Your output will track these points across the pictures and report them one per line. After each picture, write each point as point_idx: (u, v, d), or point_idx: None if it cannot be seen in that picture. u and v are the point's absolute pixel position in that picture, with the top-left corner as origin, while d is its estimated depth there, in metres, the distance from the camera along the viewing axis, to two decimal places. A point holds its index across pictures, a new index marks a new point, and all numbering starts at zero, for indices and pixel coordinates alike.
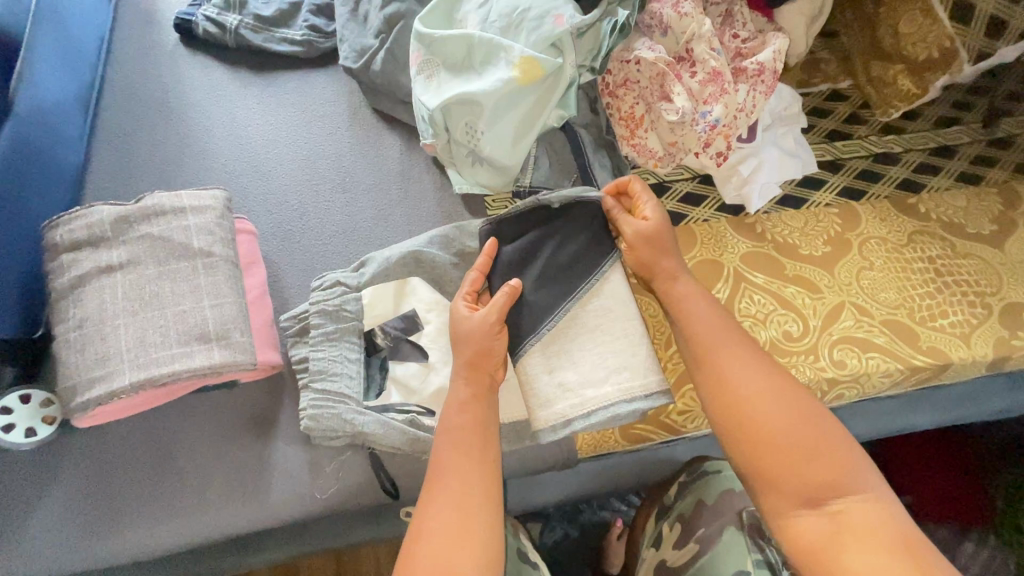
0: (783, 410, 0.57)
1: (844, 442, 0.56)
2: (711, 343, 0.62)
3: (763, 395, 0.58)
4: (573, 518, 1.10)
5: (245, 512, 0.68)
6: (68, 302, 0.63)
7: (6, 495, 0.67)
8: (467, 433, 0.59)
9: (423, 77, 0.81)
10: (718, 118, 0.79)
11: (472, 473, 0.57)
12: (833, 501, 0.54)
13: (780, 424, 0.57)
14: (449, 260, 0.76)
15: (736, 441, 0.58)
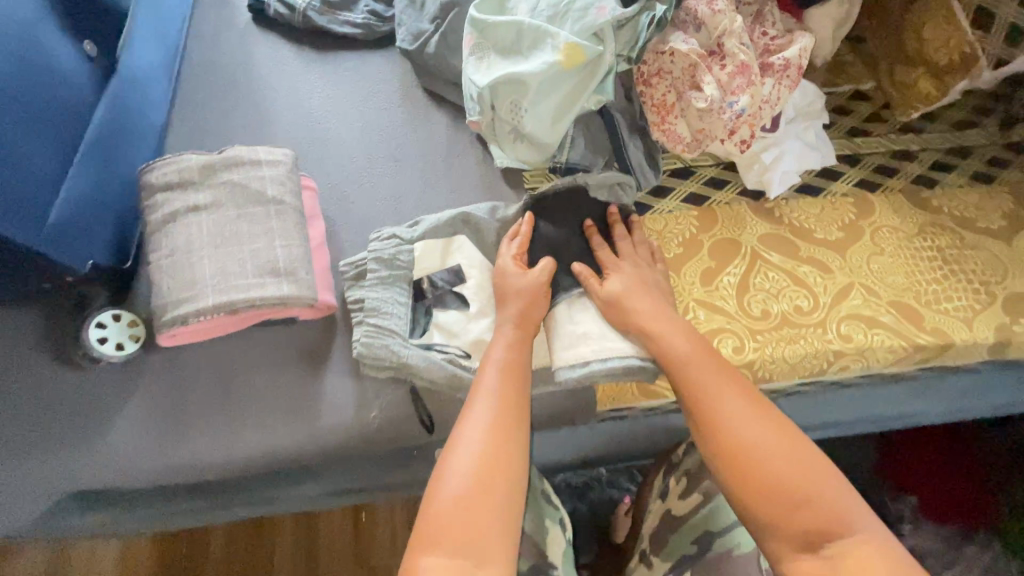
0: (796, 468, 0.57)
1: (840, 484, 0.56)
2: (709, 389, 0.63)
3: (738, 417, 0.60)
4: (581, 496, 1.21)
5: (297, 432, 0.76)
6: (160, 235, 0.73)
7: (96, 402, 0.77)
8: (506, 370, 0.66)
9: (474, 59, 0.89)
10: (744, 108, 0.85)
11: (509, 407, 0.63)
12: (832, 547, 0.54)
13: (774, 473, 0.57)
14: (490, 223, 0.84)
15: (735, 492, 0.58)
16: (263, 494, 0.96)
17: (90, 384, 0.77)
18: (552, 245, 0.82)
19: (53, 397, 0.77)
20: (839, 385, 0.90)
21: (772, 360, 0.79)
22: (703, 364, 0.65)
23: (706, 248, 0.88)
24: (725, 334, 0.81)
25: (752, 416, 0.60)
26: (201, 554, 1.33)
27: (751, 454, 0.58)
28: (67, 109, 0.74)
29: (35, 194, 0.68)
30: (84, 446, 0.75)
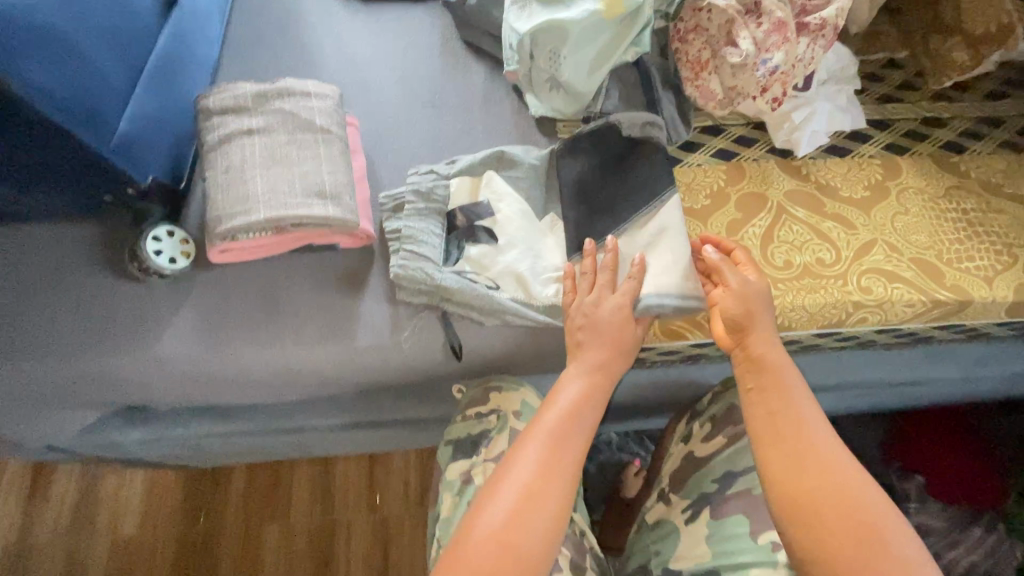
0: (864, 510, 0.58)
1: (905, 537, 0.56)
2: (798, 418, 0.64)
3: (832, 453, 0.62)
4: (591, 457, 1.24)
5: (335, 349, 0.81)
6: (216, 155, 0.77)
7: (147, 311, 0.81)
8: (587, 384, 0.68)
9: (516, 7, 0.92)
10: (778, 64, 0.87)
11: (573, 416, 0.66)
12: None
13: (844, 510, 0.58)
14: (526, 164, 0.88)
15: (797, 524, 0.59)
16: (293, 421, 1.01)
17: (141, 296, 0.82)
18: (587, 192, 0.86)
19: (105, 306, 0.81)
20: (856, 343, 0.92)
21: (792, 307, 0.82)
22: (799, 395, 0.66)
23: (732, 201, 0.90)
24: None
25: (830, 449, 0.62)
26: (223, 491, 1.38)
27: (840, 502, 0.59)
28: (133, 35, 0.80)
29: (105, 106, 0.73)
30: (132, 351, 0.80)
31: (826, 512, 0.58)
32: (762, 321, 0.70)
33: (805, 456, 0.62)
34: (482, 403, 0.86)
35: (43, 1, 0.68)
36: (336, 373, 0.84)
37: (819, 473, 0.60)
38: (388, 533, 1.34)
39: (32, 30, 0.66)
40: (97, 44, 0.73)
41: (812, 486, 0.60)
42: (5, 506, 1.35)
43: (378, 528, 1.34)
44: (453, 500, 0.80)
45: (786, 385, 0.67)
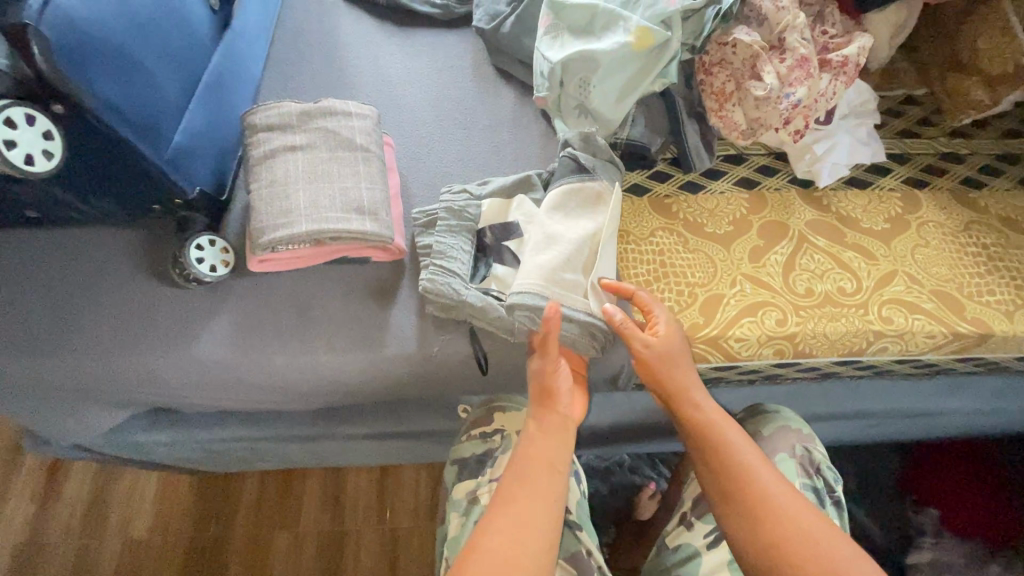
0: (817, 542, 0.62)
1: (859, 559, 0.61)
2: (739, 468, 0.68)
3: (776, 494, 0.66)
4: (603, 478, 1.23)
5: (365, 358, 0.83)
6: (261, 168, 0.81)
7: (185, 316, 0.84)
8: (545, 439, 0.69)
9: (548, 37, 0.96)
10: (800, 99, 0.90)
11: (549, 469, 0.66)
12: None
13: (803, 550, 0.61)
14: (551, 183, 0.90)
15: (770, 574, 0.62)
16: (315, 429, 1.03)
17: (181, 301, 0.85)
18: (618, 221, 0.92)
19: (146, 310, 0.84)
20: (875, 372, 0.93)
21: (814, 334, 0.83)
22: (737, 447, 0.69)
23: (755, 228, 0.92)
24: (769, 307, 0.85)
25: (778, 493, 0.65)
26: (235, 498, 1.39)
27: (791, 548, 0.62)
28: (189, 54, 0.85)
29: (162, 120, 0.77)
30: (170, 354, 0.82)
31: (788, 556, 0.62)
32: (688, 380, 0.73)
33: (751, 506, 0.65)
34: (485, 424, 0.87)
35: (115, 20, 0.73)
36: (364, 381, 0.86)
37: (765, 524, 0.64)
38: (397, 547, 1.34)
39: (104, 48, 0.70)
40: (158, 62, 0.78)
41: (763, 536, 0.63)
42: (20, 504, 1.37)
43: (387, 541, 1.34)
44: (461, 519, 0.81)
45: (720, 439, 0.70)
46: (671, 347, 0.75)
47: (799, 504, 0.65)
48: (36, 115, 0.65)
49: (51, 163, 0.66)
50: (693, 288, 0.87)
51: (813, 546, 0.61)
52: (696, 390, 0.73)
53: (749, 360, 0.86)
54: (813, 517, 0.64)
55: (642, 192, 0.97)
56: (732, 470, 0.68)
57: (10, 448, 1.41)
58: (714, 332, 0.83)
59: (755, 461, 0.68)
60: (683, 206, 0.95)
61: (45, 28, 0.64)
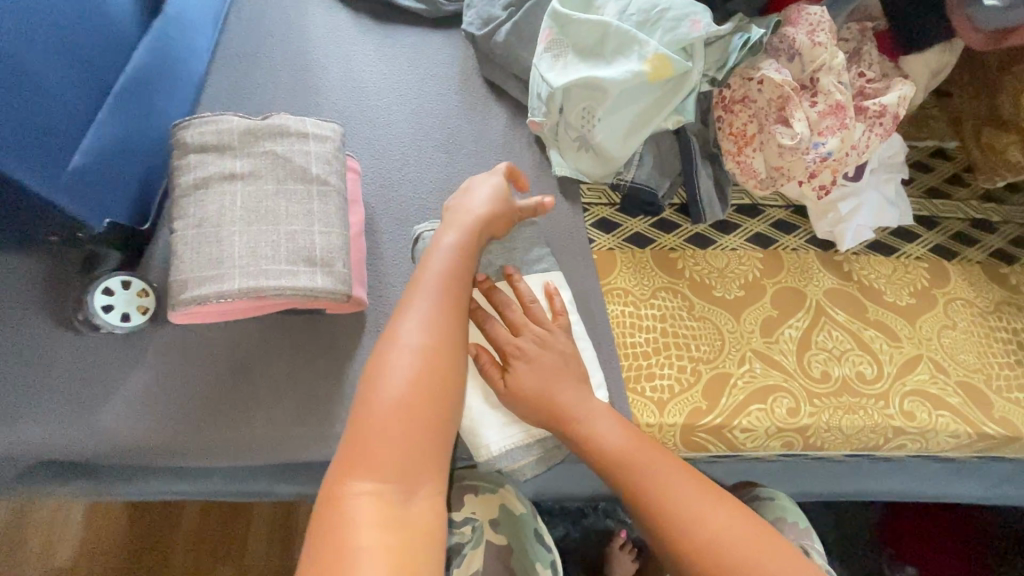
0: (711, 519, 0.56)
1: (743, 535, 0.55)
2: (642, 472, 0.58)
3: (668, 489, 0.57)
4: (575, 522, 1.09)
5: (311, 432, 0.70)
6: (189, 201, 0.66)
7: (88, 372, 0.69)
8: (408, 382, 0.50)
9: (550, 55, 0.82)
10: (831, 151, 0.78)
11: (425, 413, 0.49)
12: None
13: (714, 533, 0.55)
14: None
15: (685, 567, 0.55)
16: (255, 486, 0.89)
17: (83, 352, 0.70)
18: (630, 282, 0.81)
19: (38, 361, 0.69)
20: (884, 458, 0.85)
21: (828, 428, 0.74)
22: (626, 447, 0.59)
23: (769, 295, 0.82)
24: (780, 392, 0.75)
25: (679, 473, 0.58)
26: (167, 531, 1.21)
27: (716, 554, 0.54)
28: (97, 48, 0.68)
29: (55, 134, 0.61)
30: (62, 421, 0.67)
31: (695, 537, 0.55)
32: (617, 437, 0.60)
33: (724, 573, 0.53)
34: (455, 509, 0.75)
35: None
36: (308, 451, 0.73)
37: (702, 564, 0.54)
38: None
39: None
40: (49, 59, 0.61)
41: (695, 559, 0.54)
42: None
43: None
44: None
45: (626, 457, 0.59)
46: (546, 341, 0.64)
47: (692, 488, 0.58)
48: None
49: None
50: (697, 364, 0.76)
51: (743, 561, 0.54)
52: (591, 418, 0.61)
53: (754, 451, 0.75)
54: (743, 528, 0.55)
55: (645, 243, 0.85)
56: (630, 474, 0.58)
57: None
58: (718, 421, 0.73)
59: (655, 471, 0.58)
60: (690, 262, 0.84)
61: None
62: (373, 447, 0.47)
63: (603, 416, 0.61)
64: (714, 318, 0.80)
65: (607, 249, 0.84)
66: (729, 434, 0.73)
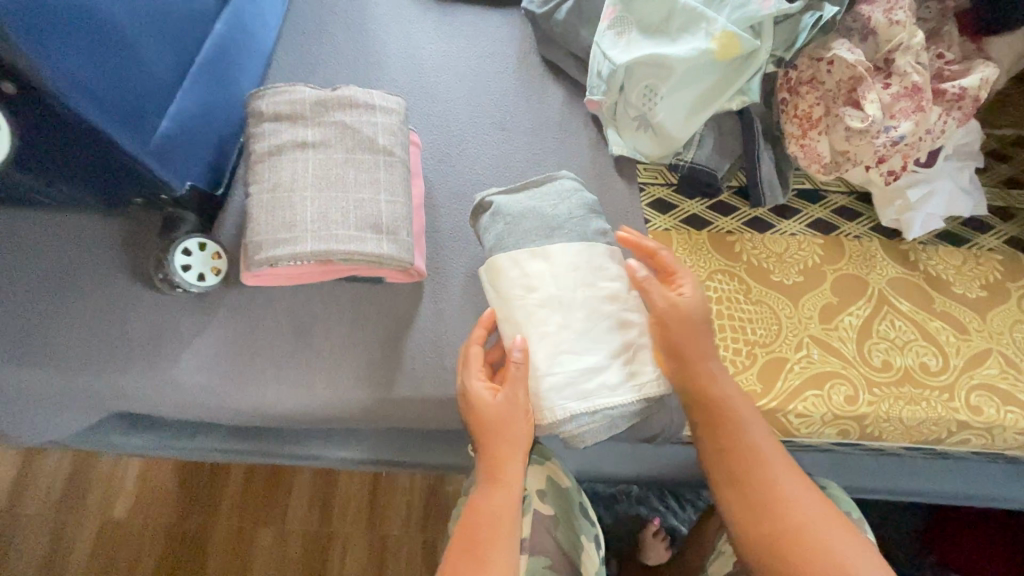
0: (779, 474, 0.62)
1: (806, 497, 0.60)
2: (734, 417, 0.64)
3: (755, 438, 0.64)
4: (607, 507, 1.09)
5: (370, 395, 0.73)
6: (264, 167, 0.68)
7: (165, 328, 0.73)
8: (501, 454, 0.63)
9: (613, 33, 0.82)
10: (904, 135, 0.75)
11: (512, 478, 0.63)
12: (818, 542, 0.57)
13: (782, 484, 0.61)
14: (505, 228, 0.72)
15: (743, 508, 0.62)
16: (307, 448, 0.92)
17: (161, 310, 0.74)
18: (686, 263, 0.80)
19: (120, 316, 0.73)
20: (942, 455, 0.83)
21: (887, 418, 0.72)
22: (732, 395, 0.65)
23: (829, 281, 0.80)
24: (838, 380, 0.73)
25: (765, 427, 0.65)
26: (217, 489, 1.24)
27: (778, 501, 0.60)
28: (181, 19, 0.71)
29: (149, 101, 0.65)
30: (142, 372, 0.71)
31: (762, 482, 0.62)
32: (725, 381, 0.65)
33: (780, 519, 0.59)
34: None
35: None
36: (366, 414, 0.75)
37: (761, 504, 0.61)
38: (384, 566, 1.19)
39: (72, 13, 0.57)
40: (141, 29, 0.64)
41: (756, 499, 0.61)
42: None
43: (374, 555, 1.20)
44: None
45: (724, 403, 0.65)
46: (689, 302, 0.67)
47: (776, 450, 0.63)
48: None
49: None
50: (752, 347, 0.75)
51: (801, 514, 0.59)
52: (710, 360, 0.66)
53: (807, 438, 0.74)
54: (814, 493, 0.61)
55: (702, 225, 0.84)
56: (724, 417, 0.65)
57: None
58: (773, 405, 0.72)
59: (750, 419, 0.65)
60: (748, 246, 0.82)
61: None
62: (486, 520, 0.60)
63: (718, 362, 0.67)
64: (771, 302, 0.79)
65: (663, 230, 0.83)
66: (784, 419, 0.72)
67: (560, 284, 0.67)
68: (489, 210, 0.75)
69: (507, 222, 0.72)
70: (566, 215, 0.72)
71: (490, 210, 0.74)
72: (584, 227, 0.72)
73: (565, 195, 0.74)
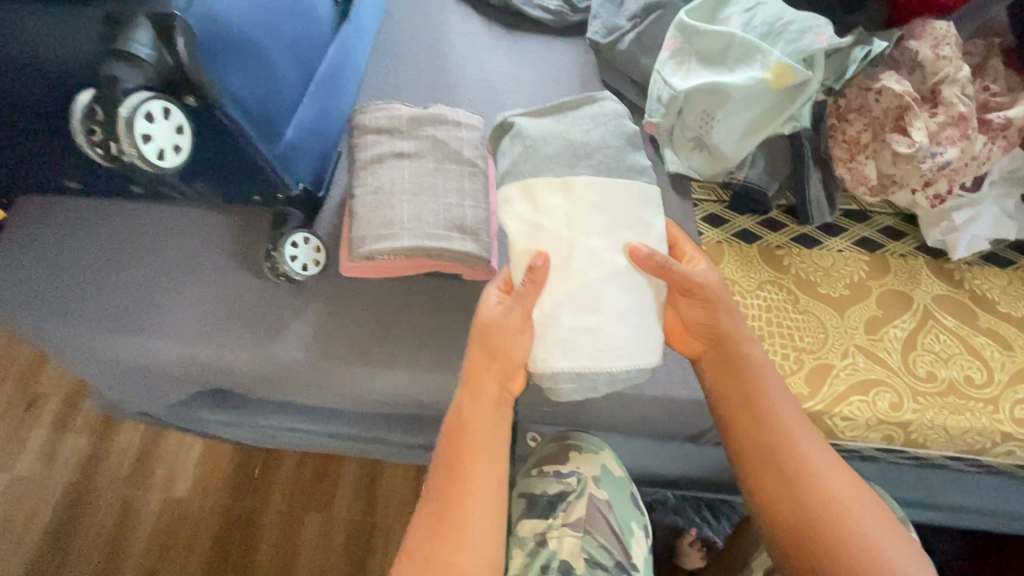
0: (825, 482, 0.64)
1: (851, 506, 0.62)
2: (783, 424, 0.67)
3: (798, 444, 0.66)
4: None
5: (446, 379, 0.81)
6: (368, 173, 0.78)
7: (270, 311, 0.83)
8: (474, 476, 0.64)
9: (673, 63, 0.90)
10: (949, 160, 0.80)
11: (480, 494, 0.63)
12: (862, 556, 0.60)
13: (830, 490, 0.63)
14: (527, 147, 0.71)
15: (784, 509, 0.64)
16: (374, 431, 1.00)
17: (267, 295, 0.84)
18: (738, 272, 0.87)
19: (232, 299, 0.84)
20: (986, 468, 0.86)
21: (932, 426, 0.76)
22: (779, 400, 0.68)
23: (874, 295, 0.85)
24: (882, 387, 0.78)
25: (812, 435, 0.67)
26: (271, 475, 1.24)
27: (826, 507, 0.62)
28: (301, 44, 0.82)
29: (280, 114, 0.75)
30: (249, 349, 0.81)
31: (810, 488, 0.64)
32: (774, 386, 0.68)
33: (824, 526, 0.62)
34: (561, 462, 0.84)
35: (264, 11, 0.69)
36: (440, 396, 0.84)
37: (805, 510, 0.63)
38: None
39: (240, 39, 0.65)
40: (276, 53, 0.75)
41: (802, 503, 0.64)
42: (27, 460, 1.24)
43: None
44: (525, 560, 0.78)
45: (770, 408, 0.67)
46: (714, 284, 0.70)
47: (823, 454, 0.66)
48: (172, 108, 0.55)
49: (179, 159, 0.57)
50: (800, 353, 0.80)
51: (847, 521, 0.62)
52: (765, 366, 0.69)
53: (852, 441, 0.79)
54: (859, 499, 0.63)
55: (752, 239, 0.90)
56: (772, 421, 0.67)
57: (38, 398, 1.30)
58: (820, 407, 0.77)
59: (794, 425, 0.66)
60: (796, 260, 0.88)
61: (192, 19, 0.59)
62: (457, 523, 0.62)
63: (764, 363, 0.70)
64: (819, 312, 0.84)
65: (715, 242, 0.90)
66: (830, 420, 0.77)
67: (565, 213, 0.66)
68: (517, 120, 0.74)
69: (531, 142, 0.71)
70: (598, 143, 0.71)
71: (513, 128, 0.73)
72: (615, 151, 0.71)
73: (598, 127, 0.73)
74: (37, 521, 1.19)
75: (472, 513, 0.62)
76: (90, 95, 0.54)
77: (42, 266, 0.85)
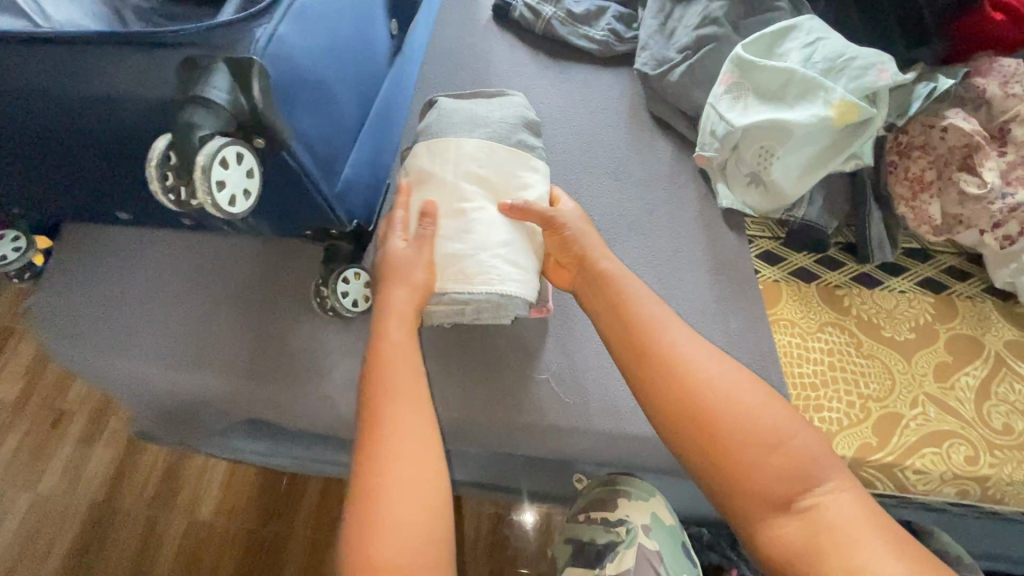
0: (756, 420, 0.58)
1: (798, 441, 0.58)
2: (702, 377, 0.60)
3: (725, 388, 0.60)
4: None
5: (499, 419, 0.79)
6: None
7: (318, 346, 0.82)
8: (401, 456, 0.56)
9: (730, 97, 0.88)
10: (1021, 202, 0.78)
11: (414, 482, 0.55)
12: (808, 496, 0.56)
13: (770, 429, 0.58)
14: (434, 118, 0.77)
15: (723, 466, 0.58)
16: None
17: (315, 330, 0.83)
18: (798, 313, 0.84)
19: (281, 332, 0.83)
20: None
21: (1010, 481, 0.73)
22: (686, 344, 0.62)
23: (943, 339, 0.82)
24: (956, 439, 0.75)
25: (738, 380, 0.61)
26: (296, 502, 1.19)
27: (767, 452, 0.57)
28: None
29: (339, 151, 0.74)
30: (297, 385, 0.80)
31: (734, 435, 0.58)
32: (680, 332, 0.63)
33: (765, 473, 0.56)
34: (608, 509, 0.80)
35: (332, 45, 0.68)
36: (490, 436, 0.81)
37: (748, 467, 0.57)
38: None
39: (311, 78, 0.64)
40: None
41: (735, 457, 0.57)
42: (50, 479, 1.20)
43: None
44: None
45: (685, 359, 0.61)
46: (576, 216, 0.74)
47: (746, 392, 0.60)
48: (245, 152, 0.57)
49: (249, 203, 0.58)
50: (867, 401, 0.77)
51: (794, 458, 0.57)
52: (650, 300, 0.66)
53: (924, 495, 0.75)
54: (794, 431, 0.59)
55: (810, 278, 0.88)
56: (688, 371, 0.60)
57: (61, 415, 1.26)
58: (891, 459, 0.73)
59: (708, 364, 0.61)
60: (857, 300, 0.85)
61: (269, 60, 0.58)
62: (388, 515, 0.53)
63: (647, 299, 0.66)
64: (885, 357, 0.81)
65: (773, 281, 0.87)
66: (902, 473, 0.73)
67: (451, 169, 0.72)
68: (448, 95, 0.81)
69: (451, 114, 0.77)
70: (498, 118, 0.77)
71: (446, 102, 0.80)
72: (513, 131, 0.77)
73: (505, 105, 0.80)
74: (61, 543, 1.15)
75: (400, 498, 0.54)
76: (167, 142, 0.54)
77: (91, 295, 0.85)
